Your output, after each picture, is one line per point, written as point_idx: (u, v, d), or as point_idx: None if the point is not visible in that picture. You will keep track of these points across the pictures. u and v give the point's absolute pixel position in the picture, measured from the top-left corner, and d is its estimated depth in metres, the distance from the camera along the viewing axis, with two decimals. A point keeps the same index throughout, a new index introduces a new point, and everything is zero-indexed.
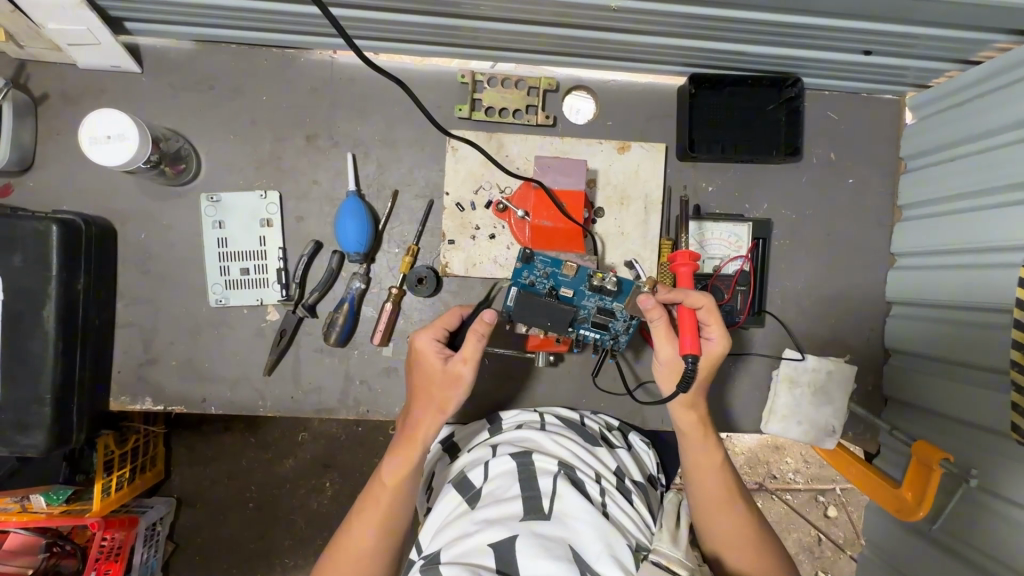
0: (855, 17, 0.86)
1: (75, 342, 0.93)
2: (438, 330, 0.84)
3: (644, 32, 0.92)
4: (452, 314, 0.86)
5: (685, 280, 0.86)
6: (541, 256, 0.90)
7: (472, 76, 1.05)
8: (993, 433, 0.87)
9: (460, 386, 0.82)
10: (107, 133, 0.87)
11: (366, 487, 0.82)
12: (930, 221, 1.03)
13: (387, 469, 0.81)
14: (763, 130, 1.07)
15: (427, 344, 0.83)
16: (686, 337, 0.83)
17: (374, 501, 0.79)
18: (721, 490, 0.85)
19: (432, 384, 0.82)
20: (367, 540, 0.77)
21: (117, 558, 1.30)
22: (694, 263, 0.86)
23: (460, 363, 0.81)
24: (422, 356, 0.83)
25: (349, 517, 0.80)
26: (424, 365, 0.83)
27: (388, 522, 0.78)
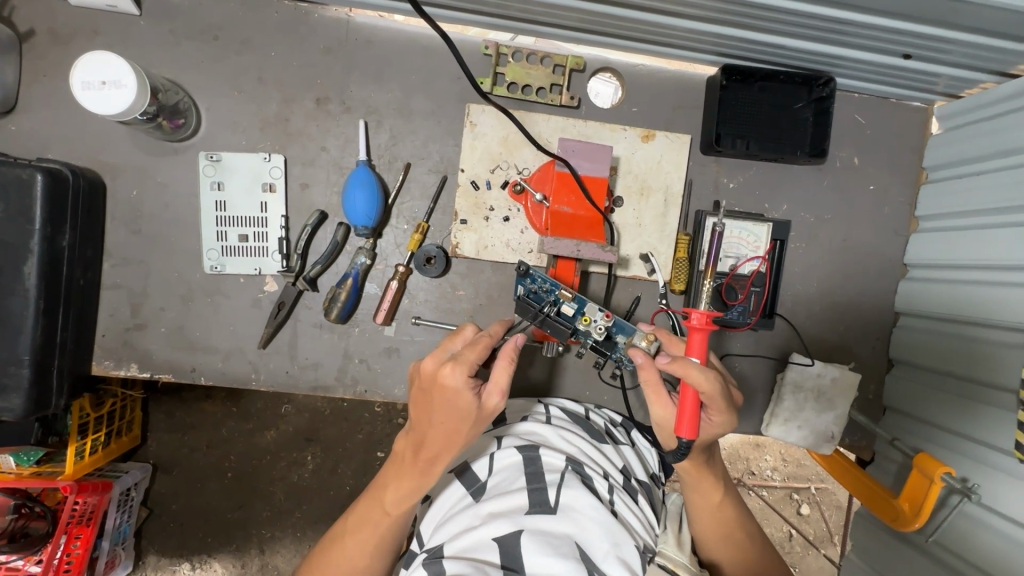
0: (900, 17, 0.83)
1: (58, 301, 0.87)
2: (472, 362, 0.70)
3: (682, 15, 0.88)
4: (483, 339, 0.73)
5: (695, 349, 0.74)
6: (538, 271, 0.86)
7: (496, 48, 1.00)
8: (993, 450, 0.87)
9: (485, 419, 0.73)
10: (101, 78, 0.80)
11: (360, 508, 0.75)
12: (947, 233, 1.02)
13: (391, 499, 0.73)
14: (790, 128, 1.04)
15: (460, 381, 0.69)
16: (682, 415, 0.73)
17: (371, 526, 0.73)
18: (723, 523, 0.83)
19: (457, 420, 0.70)
20: (360, 563, 0.73)
21: (89, 523, 1.25)
22: (707, 331, 0.73)
23: (493, 399, 0.71)
24: (450, 392, 0.69)
25: (340, 536, 0.75)
26: (453, 403, 0.69)
27: (384, 546, 0.74)
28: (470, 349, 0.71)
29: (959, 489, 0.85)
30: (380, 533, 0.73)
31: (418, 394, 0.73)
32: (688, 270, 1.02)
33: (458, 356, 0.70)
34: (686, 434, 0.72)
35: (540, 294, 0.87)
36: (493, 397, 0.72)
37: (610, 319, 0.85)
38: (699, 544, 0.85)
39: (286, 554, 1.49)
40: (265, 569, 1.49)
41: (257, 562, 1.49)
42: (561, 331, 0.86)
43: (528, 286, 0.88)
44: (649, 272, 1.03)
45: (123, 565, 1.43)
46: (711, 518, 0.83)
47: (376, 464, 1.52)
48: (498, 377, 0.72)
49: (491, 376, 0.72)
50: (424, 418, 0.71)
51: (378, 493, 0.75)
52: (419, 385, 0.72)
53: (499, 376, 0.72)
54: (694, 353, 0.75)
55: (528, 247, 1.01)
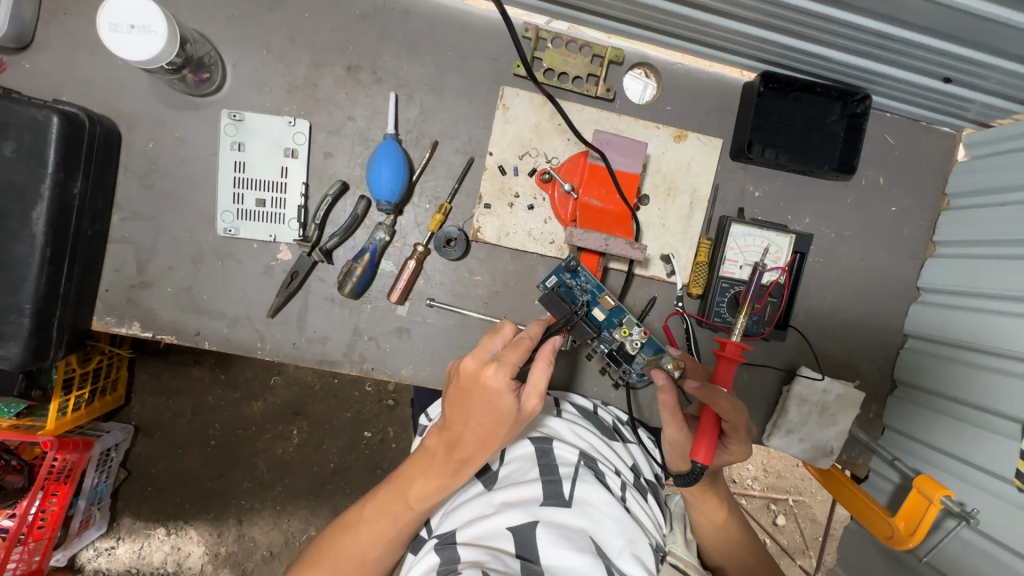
0: (948, 38, 0.82)
1: (65, 250, 0.84)
2: (515, 364, 0.69)
3: (729, 15, 0.87)
4: (524, 340, 0.72)
5: (723, 375, 0.83)
6: (587, 271, 0.88)
7: (536, 32, 0.98)
8: (992, 477, 0.88)
9: (522, 421, 0.72)
10: (130, 22, 0.77)
11: (380, 499, 0.74)
12: (962, 260, 1.02)
13: (416, 495, 0.72)
14: (821, 142, 1.04)
15: (504, 382, 0.68)
16: (700, 440, 0.79)
17: (392, 518, 0.73)
18: (728, 541, 0.87)
19: (495, 422, 0.69)
20: (373, 552, 0.73)
21: (67, 480, 1.22)
22: (735, 360, 0.81)
23: (533, 402, 0.71)
24: (492, 394, 0.68)
25: (355, 522, 0.74)
26: (493, 405, 0.68)
27: (399, 538, 0.74)
28: (511, 349, 0.70)
29: (957, 513, 0.87)
30: (399, 525, 0.73)
31: (456, 393, 0.71)
32: (707, 274, 1.02)
33: (501, 357, 0.69)
34: (702, 459, 0.78)
35: (572, 292, 0.89)
36: (532, 400, 0.71)
37: (647, 335, 0.88)
38: (709, 561, 0.89)
39: (264, 526, 1.47)
40: (241, 541, 1.47)
41: (234, 532, 1.47)
42: (586, 333, 0.88)
43: (563, 282, 0.89)
44: (668, 273, 1.03)
45: (96, 526, 1.39)
46: (715, 536, 0.87)
47: (361, 444, 1.51)
48: (537, 379, 0.71)
49: (530, 378, 0.72)
50: (461, 418, 0.70)
51: (401, 487, 0.74)
52: (458, 383, 0.71)
53: (538, 379, 0.71)
54: (722, 381, 0.83)
55: (551, 238, 1.00)
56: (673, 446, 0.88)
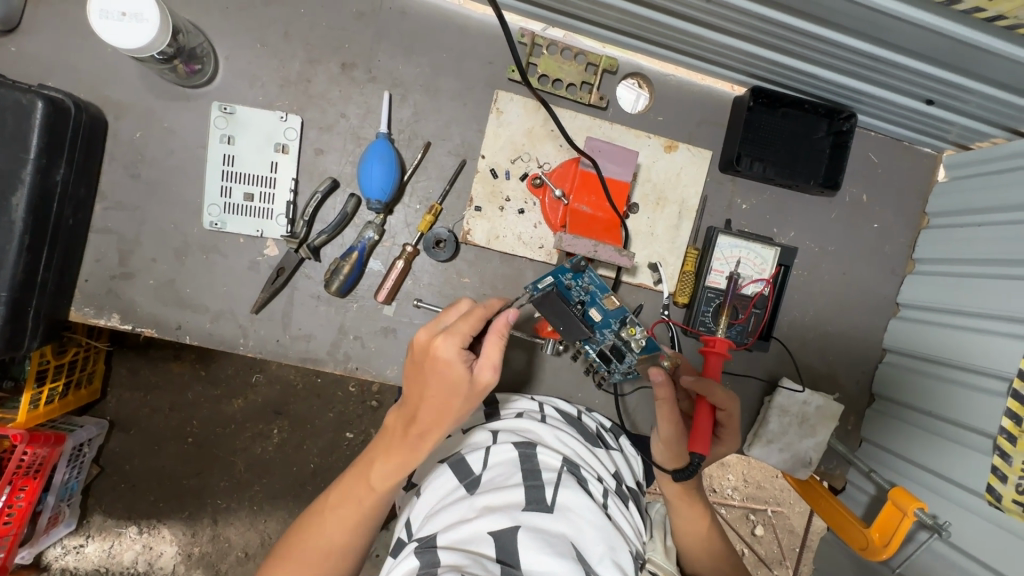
0: (935, 63, 0.84)
1: (44, 238, 0.82)
2: (464, 334, 0.72)
3: (721, 30, 0.88)
4: (476, 311, 0.75)
5: (713, 368, 0.84)
6: (592, 272, 0.88)
7: (531, 38, 0.99)
8: (967, 491, 0.90)
9: (478, 396, 0.74)
10: (121, 9, 0.76)
11: (344, 483, 0.74)
12: (941, 277, 1.05)
13: (377, 475, 0.72)
14: (808, 158, 1.06)
15: (453, 352, 0.71)
16: (697, 431, 0.80)
17: (356, 501, 0.73)
18: (711, 552, 0.87)
19: (448, 394, 0.72)
20: (341, 539, 0.72)
21: (36, 475, 1.18)
22: (726, 353, 0.83)
23: (486, 373, 0.73)
24: (441, 364, 0.72)
25: (321, 510, 0.73)
26: (445, 374, 0.72)
27: (365, 523, 0.73)
28: (462, 320, 0.74)
29: (930, 525, 0.89)
30: (363, 508, 0.72)
31: (413, 369, 0.75)
32: (693, 284, 1.03)
33: (451, 328, 0.73)
34: (702, 450, 0.78)
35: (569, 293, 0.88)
36: (487, 372, 0.73)
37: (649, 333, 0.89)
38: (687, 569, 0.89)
39: (240, 527, 1.44)
40: (215, 541, 1.44)
41: (208, 532, 1.44)
42: (582, 331, 0.86)
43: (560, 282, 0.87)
44: (655, 282, 1.04)
45: (65, 523, 1.36)
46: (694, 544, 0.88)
47: (343, 445, 1.49)
48: (490, 351, 0.73)
49: (485, 352, 0.74)
50: (416, 391, 0.74)
51: (363, 469, 0.74)
52: (413, 358, 0.75)
53: (491, 351, 0.73)
54: (712, 373, 0.84)
55: (540, 242, 1.00)
56: (667, 446, 0.88)
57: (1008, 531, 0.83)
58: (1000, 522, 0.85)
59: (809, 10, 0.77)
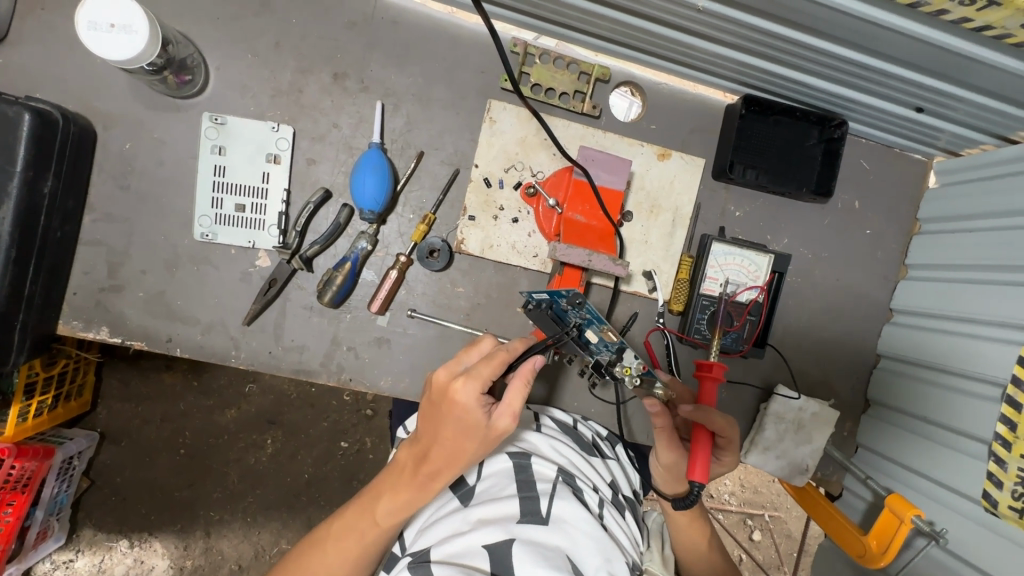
0: (925, 71, 0.84)
1: (31, 250, 0.81)
2: (485, 379, 0.68)
3: (712, 39, 0.88)
4: (500, 353, 0.70)
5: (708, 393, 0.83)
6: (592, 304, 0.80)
7: (524, 47, 0.99)
8: (963, 497, 0.90)
9: (494, 441, 0.70)
10: (110, 21, 0.76)
11: (348, 515, 0.72)
12: (933, 283, 1.05)
13: (384, 511, 0.71)
14: (800, 165, 1.06)
15: (470, 397, 0.67)
16: (695, 459, 0.79)
17: (358, 535, 0.71)
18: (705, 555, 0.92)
19: (463, 439, 0.69)
20: (340, 571, 0.71)
21: (23, 490, 1.16)
22: (719, 379, 0.84)
23: (504, 421, 0.69)
24: (458, 409, 0.68)
25: (322, 539, 0.72)
26: (460, 419, 0.68)
27: (366, 556, 0.72)
28: (484, 362, 0.69)
29: (926, 533, 0.88)
30: (365, 542, 0.71)
31: (428, 406, 0.72)
32: (687, 291, 1.03)
33: (472, 371, 0.69)
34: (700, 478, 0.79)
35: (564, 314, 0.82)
36: (505, 419, 0.70)
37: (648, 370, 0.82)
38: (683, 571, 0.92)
39: (233, 539, 1.42)
40: (208, 554, 1.42)
41: (201, 545, 1.42)
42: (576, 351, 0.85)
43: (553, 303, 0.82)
44: (650, 290, 1.03)
45: (54, 538, 1.33)
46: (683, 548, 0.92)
47: (337, 455, 1.47)
48: (512, 398, 0.69)
49: (506, 398, 0.70)
50: (431, 431, 0.70)
51: (369, 502, 0.72)
52: (430, 397, 0.71)
53: (514, 398, 0.70)
54: (708, 399, 0.84)
55: (535, 251, 1.00)
56: (669, 468, 0.90)
57: (1004, 537, 0.83)
58: (996, 528, 0.85)
59: (800, 20, 0.77)
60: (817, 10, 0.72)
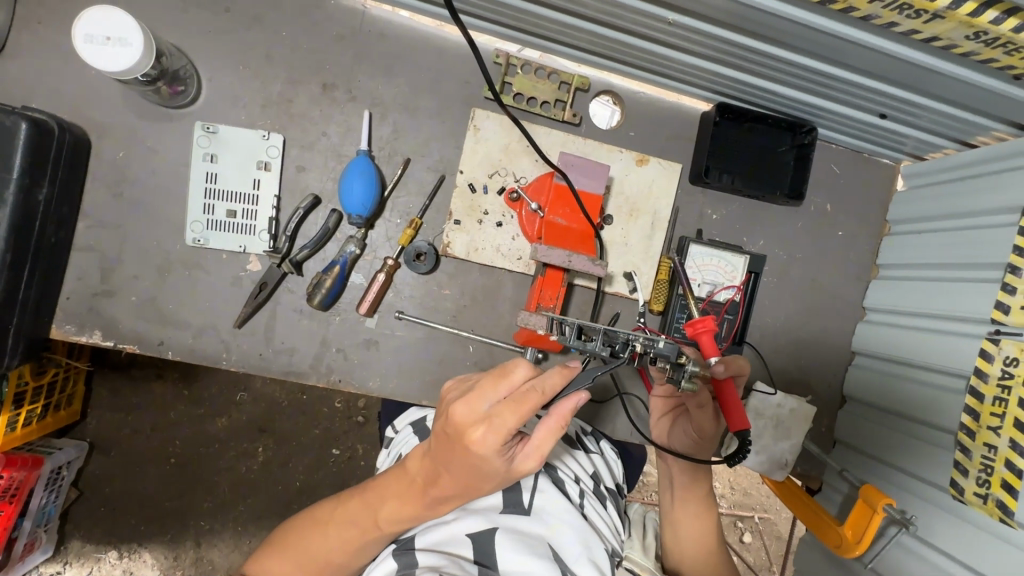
0: (886, 80, 0.89)
1: (25, 257, 0.83)
2: (510, 431, 0.58)
3: (684, 50, 0.93)
4: (531, 396, 0.58)
5: (710, 346, 0.79)
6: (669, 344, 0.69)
7: (506, 58, 1.03)
8: (934, 486, 0.93)
9: (513, 475, 0.65)
10: (106, 34, 0.79)
11: (354, 507, 0.72)
12: (903, 282, 1.09)
13: (386, 518, 0.69)
14: (773, 170, 1.11)
15: (491, 449, 0.59)
16: (735, 413, 0.77)
17: (360, 529, 0.71)
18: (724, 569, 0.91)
19: (479, 476, 0.63)
20: (338, 557, 0.72)
21: (12, 500, 1.16)
22: (714, 326, 0.80)
23: (528, 464, 0.62)
24: (476, 456, 0.59)
25: (326, 519, 0.73)
26: (477, 464, 0.60)
27: (365, 549, 0.72)
28: (510, 409, 0.58)
29: (897, 520, 0.92)
30: (366, 538, 0.71)
31: (441, 432, 0.62)
32: (667, 291, 1.07)
33: (495, 419, 0.58)
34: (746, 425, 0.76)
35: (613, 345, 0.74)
36: (529, 459, 0.63)
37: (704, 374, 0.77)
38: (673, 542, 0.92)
39: (224, 548, 1.43)
40: (199, 564, 1.42)
41: (191, 555, 1.42)
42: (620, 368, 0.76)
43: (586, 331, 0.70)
44: (631, 290, 1.07)
45: (42, 549, 1.33)
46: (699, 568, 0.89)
47: (329, 461, 1.49)
48: (541, 441, 0.62)
49: (534, 439, 0.63)
50: (442, 460, 0.63)
51: (372, 502, 0.71)
52: (444, 428, 0.61)
53: (543, 441, 0.63)
54: (710, 352, 0.79)
55: (518, 254, 1.03)
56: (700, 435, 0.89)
57: (972, 524, 0.86)
58: (964, 515, 0.88)
59: (765, 33, 0.82)
60: (781, 23, 0.77)
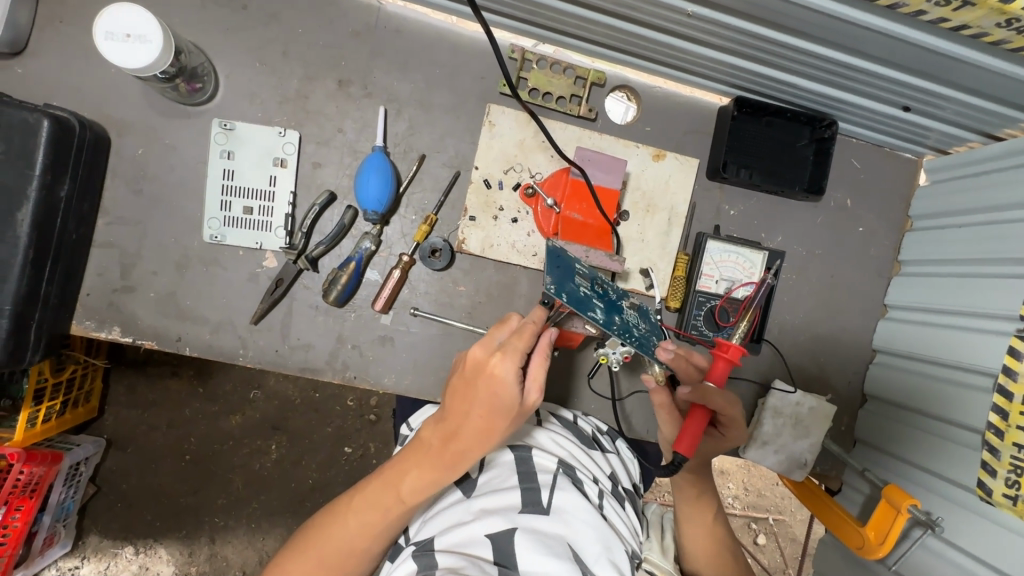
0: (908, 71, 0.87)
1: (47, 253, 0.84)
2: (521, 353, 0.69)
3: (703, 42, 0.91)
4: (530, 326, 0.72)
5: (717, 374, 0.81)
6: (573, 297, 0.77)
7: (522, 53, 1.02)
8: (959, 488, 0.91)
9: (522, 418, 0.71)
10: (126, 31, 0.80)
11: (372, 488, 0.72)
12: (926, 279, 1.07)
13: (407, 490, 0.70)
14: (792, 165, 1.09)
15: (509, 371, 0.68)
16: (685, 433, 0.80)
17: (381, 509, 0.71)
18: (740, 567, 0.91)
19: (496, 415, 0.68)
20: (362, 543, 0.72)
21: (32, 495, 1.17)
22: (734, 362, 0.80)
23: (533, 395, 0.70)
24: (496, 382, 0.68)
25: (343, 510, 0.73)
26: (498, 394, 0.68)
27: (387, 532, 0.72)
28: (517, 337, 0.71)
29: (922, 521, 0.91)
30: (388, 517, 0.71)
31: (460, 382, 0.71)
32: (684, 288, 1.05)
33: (507, 345, 0.70)
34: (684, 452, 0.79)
35: (620, 291, 0.89)
36: (532, 393, 0.71)
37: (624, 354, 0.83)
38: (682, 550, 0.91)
39: (238, 545, 1.44)
40: (213, 560, 1.43)
41: (206, 551, 1.43)
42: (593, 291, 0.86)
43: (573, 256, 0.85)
44: (647, 287, 1.05)
45: (61, 544, 1.35)
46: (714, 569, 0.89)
47: (341, 459, 1.49)
48: (537, 372, 0.71)
49: (531, 373, 0.71)
50: (463, 406, 0.69)
51: (393, 478, 0.72)
52: (464, 371, 0.71)
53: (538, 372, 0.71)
54: (714, 377, 0.81)
55: (533, 251, 1.02)
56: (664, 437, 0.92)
57: (1000, 527, 0.84)
58: (993, 517, 0.85)
59: (785, 22, 0.80)
60: (801, 12, 0.75)
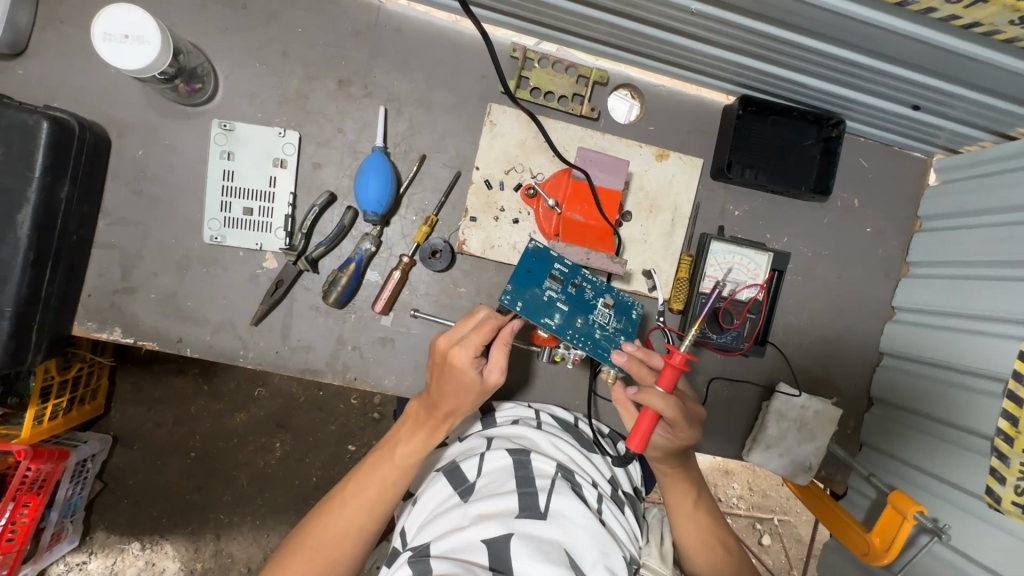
0: (917, 69, 0.85)
1: (48, 254, 0.84)
2: (477, 345, 0.77)
3: (707, 40, 0.90)
4: (488, 321, 0.79)
5: (665, 379, 0.79)
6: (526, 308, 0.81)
7: (523, 52, 1.01)
8: (968, 493, 0.90)
9: (488, 393, 0.81)
10: (124, 31, 0.79)
11: (367, 466, 0.80)
12: (935, 280, 1.05)
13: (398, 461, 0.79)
14: (799, 164, 1.07)
15: (467, 360, 0.76)
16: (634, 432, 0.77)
17: (375, 484, 0.78)
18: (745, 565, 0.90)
19: (461, 395, 0.78)
20: (359, 522, 0.76)
21: (39, 491, 1.18)
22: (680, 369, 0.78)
23: (494, 376, 0.79)
24: (455, 370, 0.77)
25: (342, 494, 0.78)
26: (458, 380, 0.77)
27: (381, 509, 0.77)
28: (475, 331, 0.78)
29: (930, 529, 0.89)
30: (383, 490, 0.78)
31: (432, 368, 0.81)
32: (687, 290, 1.04)
33: (465, 339, 0.77)
34: (637, 448, 0.76)
35: (603, 286, 0.87)
36: (495, 373, 0.80)
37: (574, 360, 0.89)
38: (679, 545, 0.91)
39: (242, 542, 1.44)
40: (218, 557, 1.44)
41: (211, 548, 1.44)
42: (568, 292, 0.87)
43: (555, 254, 0.85)
44: (650, 289, 1.04)
45: (68, 540, 1.36)
46: (716, 567, 0.88)
47: (345, 458, 1.49)
48: (498, 356, 0.80)
49: (493, 357, 0.80)
50: (432, 388, 0.80)
51: (386, 452, 0.80)
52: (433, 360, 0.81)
53: (500, 356, 0.80)
54: (662, 382, 0.79)
55: None
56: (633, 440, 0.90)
57: (1010, 534, 0.83)
58: (1003, 525, 0.84)
59: (792, 20, 0.78)
60: (806, 9, 0.74)
